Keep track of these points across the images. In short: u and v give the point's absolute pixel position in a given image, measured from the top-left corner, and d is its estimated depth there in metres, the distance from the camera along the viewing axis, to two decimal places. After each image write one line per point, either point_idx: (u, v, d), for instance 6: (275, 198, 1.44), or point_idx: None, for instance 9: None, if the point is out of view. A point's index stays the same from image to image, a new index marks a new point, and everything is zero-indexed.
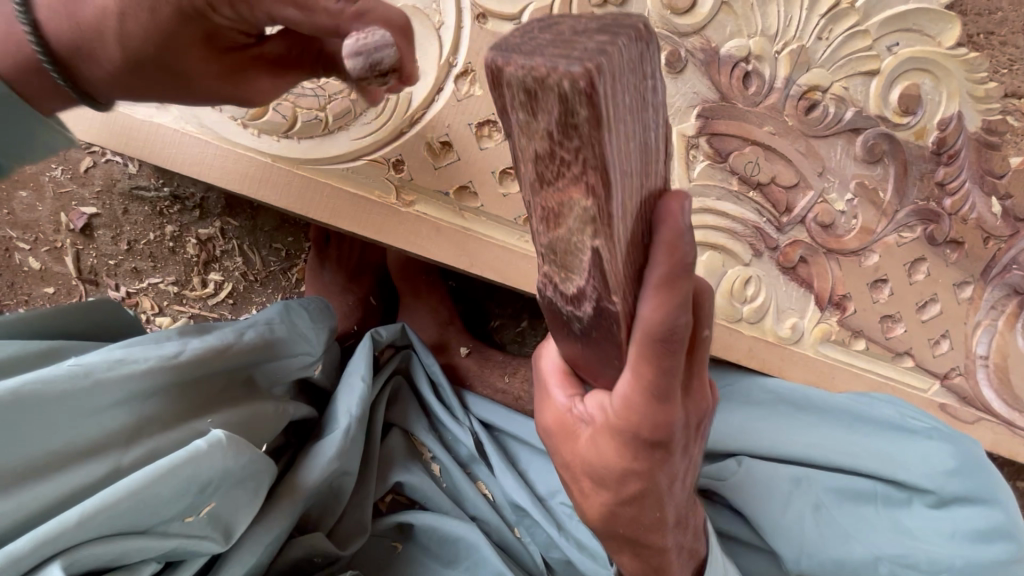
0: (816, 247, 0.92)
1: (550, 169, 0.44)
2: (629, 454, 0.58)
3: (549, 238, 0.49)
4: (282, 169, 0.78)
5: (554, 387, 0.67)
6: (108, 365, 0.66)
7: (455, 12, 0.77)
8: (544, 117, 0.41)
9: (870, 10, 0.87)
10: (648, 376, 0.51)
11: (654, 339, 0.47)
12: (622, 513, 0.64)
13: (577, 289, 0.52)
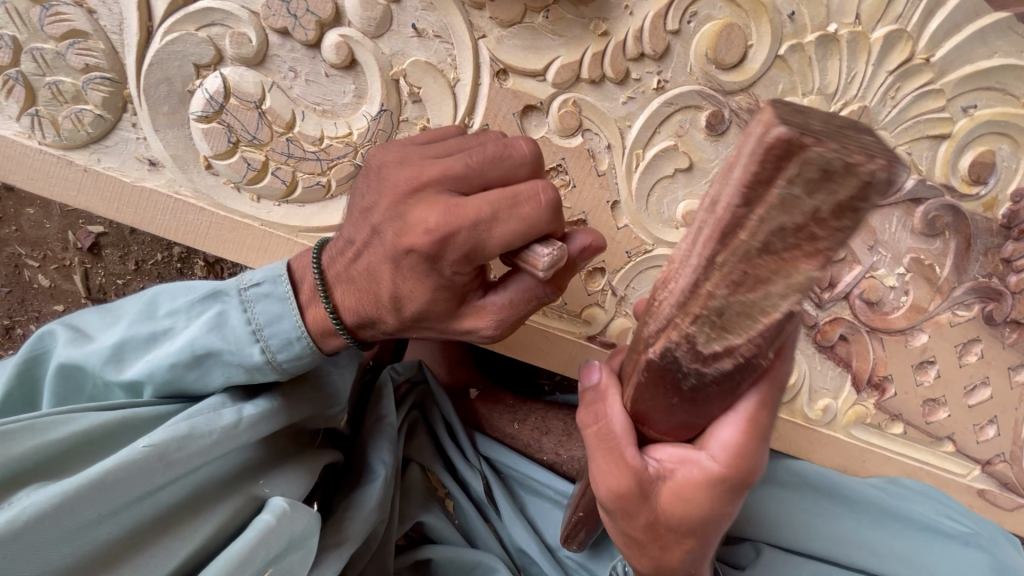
0: (859, 325, 0.85)
1: (785, 241, 0.39)
2: (723, 502, 0.61)
3: (726, 300, 0.43)
4: (282, 237, 0.72)
5: (627, 450, 0.59)
6: (180, 443, 0.57)
7: (473, 67, 0.69)
8: (821, 194, 0.37)
9: (948, 66, 0.75)
10: (761, 423, 0.56)
11: (780, 387, 0.56)
12: (700, 553, 0.66)
13: (724, 349, 0.46)
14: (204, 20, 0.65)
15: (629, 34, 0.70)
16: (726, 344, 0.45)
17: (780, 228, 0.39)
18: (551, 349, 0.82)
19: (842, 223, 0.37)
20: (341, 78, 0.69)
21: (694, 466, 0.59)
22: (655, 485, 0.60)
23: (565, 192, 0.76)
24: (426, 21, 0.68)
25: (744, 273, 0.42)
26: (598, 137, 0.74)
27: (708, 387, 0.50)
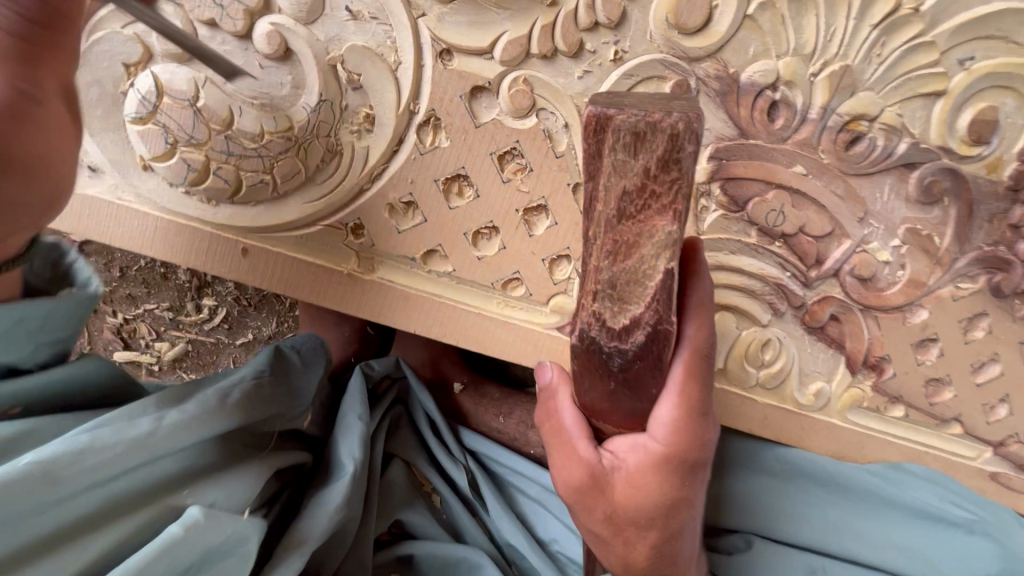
0: (850, 304, 0.79)
1: (635, 204, 0.47)
2: (675, 483, 0.63)
3: (613, 271, 0.49)
4: (231, 239, 0.71)
5: (580, 443, 0.63)
6: (71, 457, 0.54)
7: (414, 48, 0.65)
8: (643, 155, 0.45)
9: (939, 15, 0.68)
10: (695, 395, 0.59)
11: (700, 355, 0.58)
12: (665, 548, 0.67)
13: (630, 320, 0.49)
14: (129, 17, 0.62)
15: (580, 2, 0.65)
16: (634, 316, 0.49)
17: (624, 191, 0.46)
18: (520, 344, 0.77)
19: (671, 174, 0.45)
20: (277, 68, 0.65)
21: (638, 451, 0.61)
22: (600, 476, 0.63)
23: (522, 177, 0.70)
24: (361, 3, 0.64)
25: (615, 240, 0.48)
26: (554, 116, 0.69)
27: (635, 364, 0.52)
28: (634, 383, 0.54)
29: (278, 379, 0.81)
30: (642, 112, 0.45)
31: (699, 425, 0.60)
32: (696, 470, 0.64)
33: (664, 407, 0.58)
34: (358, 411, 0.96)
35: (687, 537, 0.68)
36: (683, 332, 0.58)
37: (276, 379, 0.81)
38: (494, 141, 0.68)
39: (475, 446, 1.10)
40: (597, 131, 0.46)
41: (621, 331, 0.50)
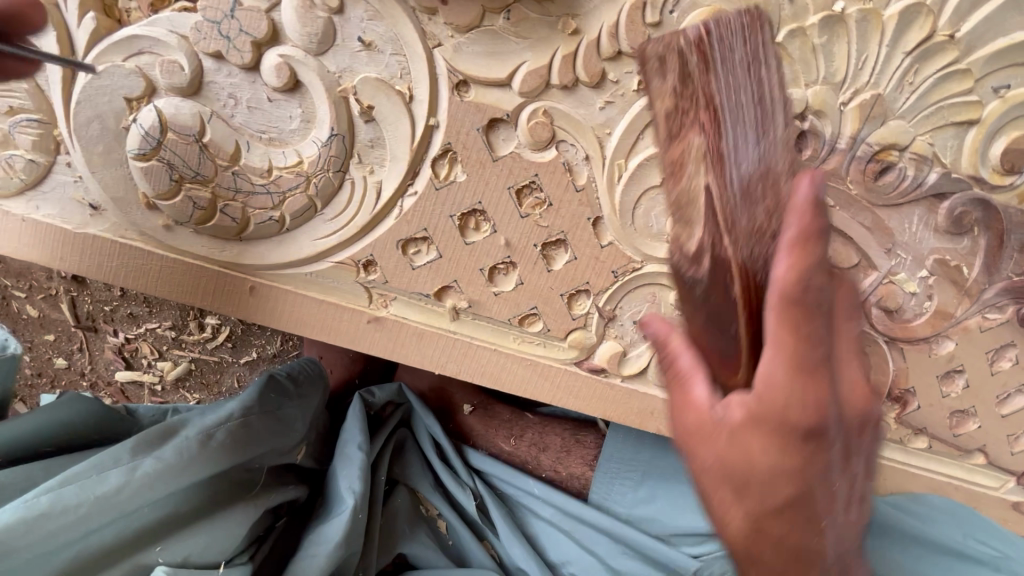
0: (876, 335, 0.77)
1: (674, 123, 0.48)
2: (786, 450, 0.42)
3: (675, 193, 0.50)
4: (238, 277, 0.68)
5: (700, 385, 0.46)
6: (27, 528, 0.55)
7: (429, 80, 0.63)
8: (669, 78, 0.48)
9: (975, 42, 0.65)
10: (792, 348, 0.40)
11: (790, 302, 0.39)
12: (774, 525, 0.45)
13: (695, 243, 0.48)
14: (131, 49, 0.60)
15: (603, 31, 0.62)
16: (696, 240, 0.48)
17: (666, 112, 0.49)
18: (537, 379, 0.75)
19: (691, 88, 0.47)
20: (286, 101, 0.62)
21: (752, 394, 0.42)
22: (698, 408, 0.45)
23: (541, 212, 0.67)
24: (373, 32, 0.61)
25: (670, 163, 0.49)
26: (575, 147, 0.66)
27: (711, 294, 0.47)
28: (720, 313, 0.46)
29: (265, 413, 0.80)
30: (662, 37, 0.48)
31: (828, 412, 0.41)
32: (867, 427, 0.47)
33: (773, 322, 0.40)
34: (358, 439, 0.95)
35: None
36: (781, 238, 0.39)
37: (263, 414, 0.80)
38: (512, 175, 0.66)
39: (484, 468, 1.08)
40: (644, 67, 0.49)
41: (689, 256, 0.49)
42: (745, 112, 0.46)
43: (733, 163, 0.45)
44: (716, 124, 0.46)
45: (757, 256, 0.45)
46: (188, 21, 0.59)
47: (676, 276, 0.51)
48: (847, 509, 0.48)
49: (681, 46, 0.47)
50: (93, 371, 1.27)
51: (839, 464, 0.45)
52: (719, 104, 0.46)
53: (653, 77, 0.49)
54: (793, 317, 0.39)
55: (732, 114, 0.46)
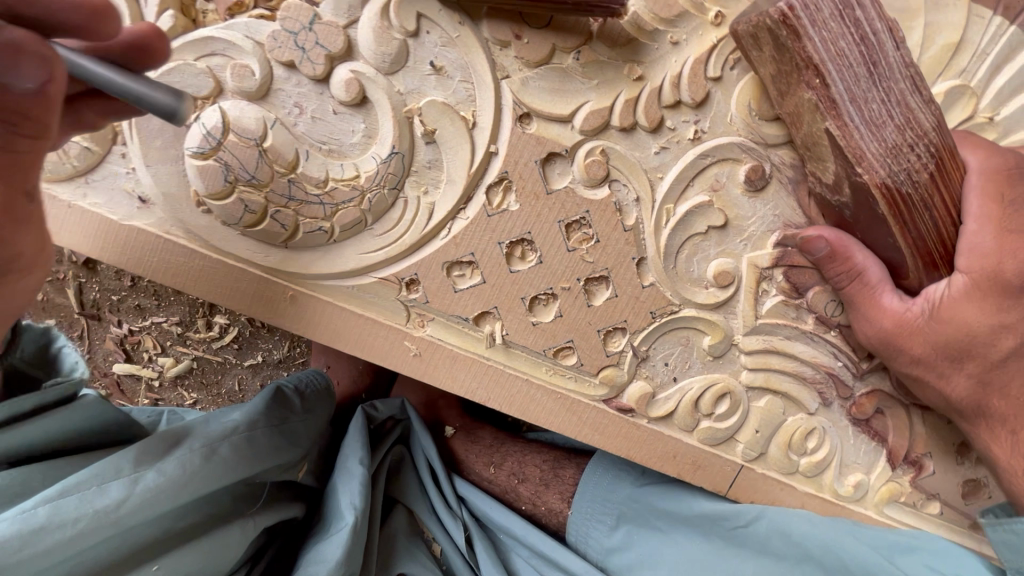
0: (899, 399, 0.76)
1: (785, 84, 0.62)
2: (1001, 306, 0.62)
3: (800, 135, 0.64)
4: (279, 283, 0.67)
5: (887, 294, 0.66)
6: (22, 542, 0.49)
7: (494, 111, 0.64)
8: (766, 52, 0.60)
9: (1013, 125, 0.68)
10: (998, 213, 0.61)
11: (995, 175, 0.61)
12: (992, 380, 0.65)
13: (832, 176, 0.64)
14: (205, 50, 0.60)
15: (666, 80, 0.64)
16: (833, 173, 0.64)
17: (774, 74, 0.62)
18: (564, 413, 0.74)
19: None
20: (351, 116, 0.63)
21: (959, 269, 0.63)
22: (936, 310, 0.64)
23: (587, 248, 0.68)
24: (444, 58, 0.62)
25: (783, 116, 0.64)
26: (626, 188, 0.67)
27: (860, 211, 0.64)
28: (874, 226, 0.64)
29: (270, 430, 0.74)
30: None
31: None
32: None
33: (987, 202, 0.61)
34: (361, 453, 0.87)
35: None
36: (968, 163, 0.62)
37: (270, 429, 0.74)
38: (563, 210, 0.67)
39: (467, 496, 0.98)
40: (744, 43, 0.62)
41: (834, 187, 0.65)
42: (851, 63, 0.58)
43: (846, 104, 0.59)
44: (823, 80, 0.58)
45: (896, 171, 0.61)
46: (265, 29, 0.60)
47: (823, 205, 0.68)
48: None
49: (769, 25, 0.58)
50: (90, 360, 1.23)
51: None
52: (821, 61, 0.57)
53: (750, 49, 0.62)
54: (1004, 190, 0.61)
55: (834, 67, 0.58)
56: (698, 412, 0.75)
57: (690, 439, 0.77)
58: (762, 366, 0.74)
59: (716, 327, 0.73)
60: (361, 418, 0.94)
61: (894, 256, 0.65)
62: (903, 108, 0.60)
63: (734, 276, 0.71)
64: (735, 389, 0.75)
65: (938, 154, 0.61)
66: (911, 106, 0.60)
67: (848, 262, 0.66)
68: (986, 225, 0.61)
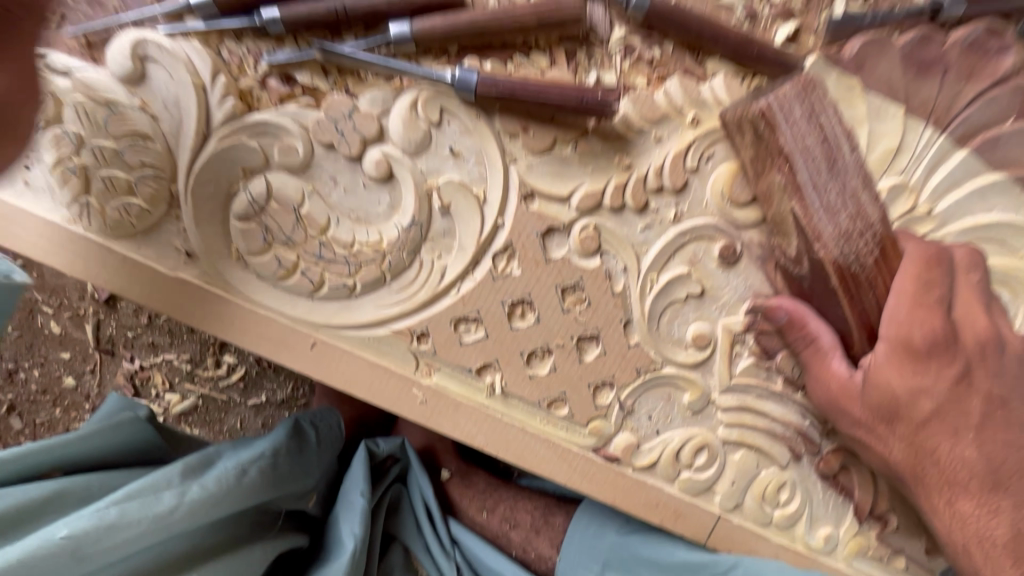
0: (861, 457, 0.83)
1: (758, 169, 0.72)
2: (930, 375, 0.71)
3: (770, 213, 0.75)
4: (302, 331, 0.75)
5: (835, 360, 0.74)
6: (99, 535, 0.57)
7: (502, 189, 0.74)
8: (744, 140, 0.72)
9: (949, 217, 0.79)
10: (929, 295, 0.70)
11: (927, 261, 0.70)
12: (934, 439, 0.73)
13: (794, 251, 0.74)
14: (257, 131, 0.70)
15: (650, 169, 0.75)
16: (795, 249, 0.74)
17: (750, 159, 0.72)
18: (555, 459, 0.80)
19: (786, 87, 0.67)
20: (377, 189, 0.73)
21: (882, 337, 0.72)
22: (877, 377, 0.72)
23: (580, 309, 0.77)
24: (462, 145, 0.73)
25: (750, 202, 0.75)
26: (615, 259, 0.77)
27: (816, 283, 0.74)
28: (827, 297, 0.74)
29: (291, 458, 0.82)
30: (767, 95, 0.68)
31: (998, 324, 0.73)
32: (1001, 352, 0.73)
33: (918, 283, 0.70)
34: (363, 485, 0.91)
35: (1005, 516, 0.71)
36: (903, 250, 0.72)
37: (291, 458, 0.82)
38: (560, 276, 0.76)
39: (460, 538, 1.02)
40: (730, 128, 0.73)
41: (796, 260, 0.74)
42: (815, 156, 0.69)
43: (809, 190, 0.70)
44: (790, 169, 0.69)
45: (848, 253, 0.71)
46: (311, 115, 0.71)
47: (788, 279, 0.77)
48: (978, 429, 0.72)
49: (751, 118, 0.69)
50: (98, 394, 1.27)
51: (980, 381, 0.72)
52: (790, 152, 0.68)
53: (735, 135, 0.73)
54: (933, 274, 0.70)
55: (802, 156, 0.68)
56: (679, 463, 0.82)
57: (671, 488, 0.83)
58: (736, 421, 0.81)
59: (694, 384, 0.80)
60: (365, 454, 0.98)
61: (842, 324, 0.75)
62: (852, 201, 0.70)
63: (710, 339, 0.79)
64: (712, 442, 0.82)
65: (878, 243, 0.71)
66: (860, 198, 0.70)
67: (805, 330, 0.75)
68: (903, 302, 0.70)
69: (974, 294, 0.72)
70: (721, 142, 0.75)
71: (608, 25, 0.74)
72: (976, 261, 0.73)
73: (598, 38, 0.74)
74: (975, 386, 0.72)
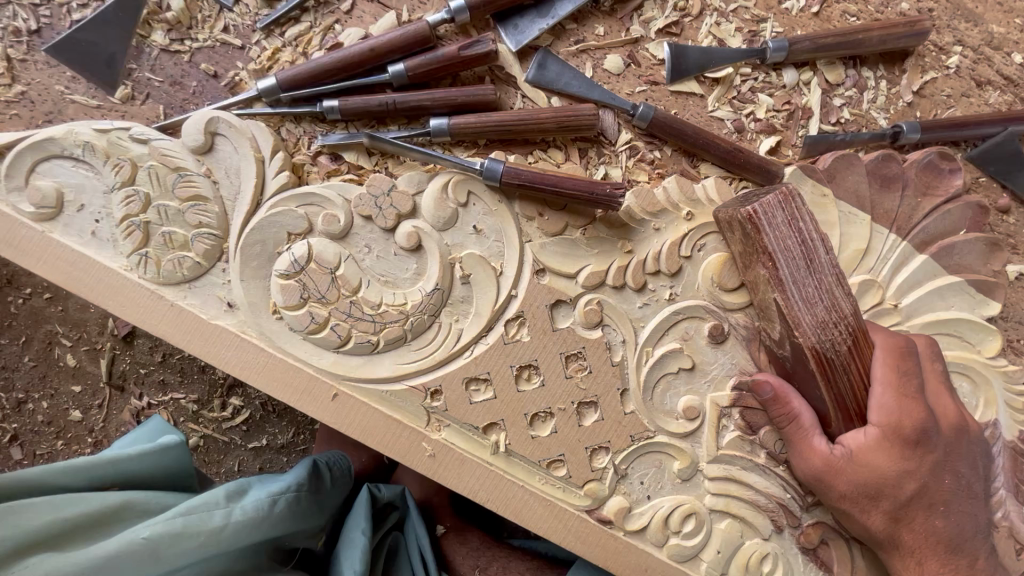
0: (839, 531, 0.87)
1: (747, 259, 0.81)
2: (900, 455, 0.77)
3: (756, 299, 0.83)
4: (325, 382, 0.81)
5: (815, 437, 0.80)
6: (170, 540, 0.68)
7: (517, 264, 0.83)
8: (735, 234, 0.81)
9: (912, 311, 0.89)
10: (897, 381, 0.78)
11: (895, 352, 0.80)
12: (903, 516, 0.78)
13: (777, 334, 0.81)
14: (305, 201, 0.80)
15: (649, 255, 0.84)
16: (778, 333, 0.80)
17: (740, 251, 0.81)
18: (551, 518, 0.84)
19: (769, 196, 0.76)
20: (406, 257, 0.81)
21: (870, 422, 0.78)
22: (853, 455, 0.78)
23: (581, 376, 0.84)
24: (484, 223, 0.82)
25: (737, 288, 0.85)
26: (615, 332, 0.85)
27: (796, 366, 0.80)
28: (807, 379, 0.80)
29: (314, 495, 0.89)
30: (756, 201, 0.76)
31: (955, 412, 0.81)
32: (959, 437, 0.80)
33: (888, 371, 0.79)
34: (364, 523, 0.96)
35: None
36: (874, 341, 0.80)
37: (310, 496, 0.88)
38: (565, 344, 0.84)
39: None
40: (724, 223, 0.82)
41: (779, 342, 0.81)
42: (795, 256, 0.76)
43: (791, 286, 0.77)
44: (773, 264, 0.76)
45: (825, 340, 0.77)
46: (353, 190, 0.80)
47: (770, 356, 0.85)
48: (940, 508, 0.78)
49: (740, 220, 0.77)
50: (102, 429, 1.30)
51: (944, 463, 0.79)
52: (773, 251, 0.76)
53: (727, 231, 0.83)
54: (901, 364, 0.79)
55: (783, 256, 0.76)
56: (668, 529, 0.86)
57: (660, 553, 0.86)
58: (722, 491, 0.87)
59: (683, 452, 0.86)
60: (366, 495, 1.03)
61: (820, 406, 0.80)
62: (830, 295, 0.78)
63: (699, 410, 0.86)
64: (700, 510, 0.86)
65: (854, 334, 0.79)
66: (837, 294, 0.78)
67: (787, 406, 0.82)
68: (888, 391, 0.78)
69: (936, 381, 0.81)
70: (711, 235, 0.85)
71: (616, 129, 0.86)
72: (934, 349, 0.83)
73: (607, 140, 0.86)
74: (949, 466, 0.79)
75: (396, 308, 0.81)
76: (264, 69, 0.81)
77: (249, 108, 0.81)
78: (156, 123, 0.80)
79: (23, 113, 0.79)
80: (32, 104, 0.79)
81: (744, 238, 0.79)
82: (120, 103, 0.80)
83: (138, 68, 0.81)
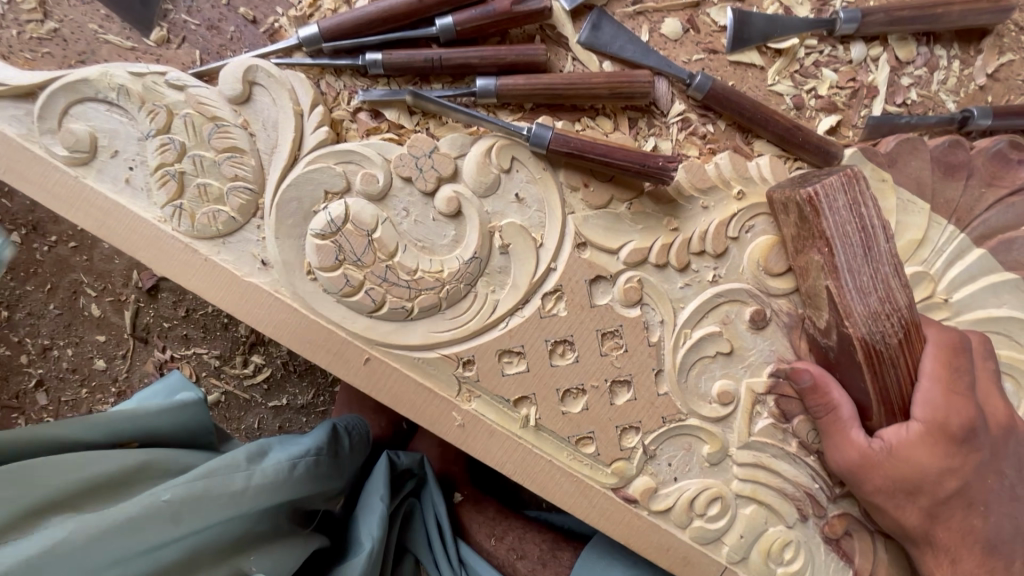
0: (864, 524, 0.86)
1: (799, 243, 0.77)
2: (944, 452, 0.75)
3: (804, 285, 0.80)
4: (356, 347, 0.80)
5: (854, 430, 0.78)
6: (193, 501, 0.67)
7: (558, 237, 0.80)
8: (789, 217, 0.77)
9: (962, 308, 0.86)
10: (948, 376, 0.76)
11: (948, 346, 0.77)
12: (939, 513, 0.77)
13: (824, 323, 0.78)
14: (344, 158, 0.77)
15: (695, 234, 0.81)
16: (825, 322, 0.78)
17: (792, 234, 0.78)
18: (576, 493, 0.84)
19: (831, 178, 0.73)
20: (445, 223, 0.79)
21: (915, 417, 0.76)
22: (893, 449, 0.76)
23: (617, 354, 0.82)
24: (526, 192, 0.79)
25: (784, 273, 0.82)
26: (653, 311, 0.82)
27: (839, 355, 0.78)
28: (851, 371, 0.78)
29: (332, 461, 0.89)
30: (816, 183, 0.73)
31: (1004, 411, 0.78)
32: (1006, 436, 0.78)
33: (940, 365, 0.76)
34: (383, 490, 0.96)
35: None
36: (926, 335, 0.78)
37: (329, 461, 0.88)
38: (602, 321, 0.81)
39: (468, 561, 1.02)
40: (777, 205, 0.79)
41: (825, 331, 0.79)
42: (853, 243, 0.73)
43: (846, 274, 0.73)
44: (829, 249, 0.73)
45: (875, 332, 0.74)
46: (393, 150, 0.77)
47: (810, 344, 0.83)
48: (977, 506, 0.77)
49: (797, 202, 0.74)
50: (125, 379, 1.31)
51: (989, 462, 0.77)
52: (831, 236, 0.72)
53: (780, 213, 0.79)
54: (953, 359, 0.77)
55: (841, 242, 0.73)
56: (693, 511, 0.85)
57: (682, 534, 0.86)
58: (750, 477, 0.86)
59: (714, 437, 0.85)
60: (385, 462, 1.02)
61: (862, 398, 0.78)
62: (884, 285, 0.75)
63: (734, 396, 0.84)
64: (726, 494, 0.86)
65: (906, 326, 0.76)
66: (891, 284, 0.75)
67: (825, 397, 0.79)
68: (936, 386, 0.75)
69: (988, 378, 0.79)
70: (761, 217, 0.82)
71: (669, 99, 0.82)
72: (986, 345, 0.81)
73: (659, 110, 0.82)
74: (994, 466, 0.77)
75: (433, 275, 0.79)
76: (305, 16, 0.77)
77: (288, 57, 0.77)
78: (191, 68, 0.77)
79: (56, 52, 0.76)
80: (66, 43, 0.76)
81: (799, 221, 0.76)
82: (155, 45, 0.77)
83: (174, 9, 0.77)
